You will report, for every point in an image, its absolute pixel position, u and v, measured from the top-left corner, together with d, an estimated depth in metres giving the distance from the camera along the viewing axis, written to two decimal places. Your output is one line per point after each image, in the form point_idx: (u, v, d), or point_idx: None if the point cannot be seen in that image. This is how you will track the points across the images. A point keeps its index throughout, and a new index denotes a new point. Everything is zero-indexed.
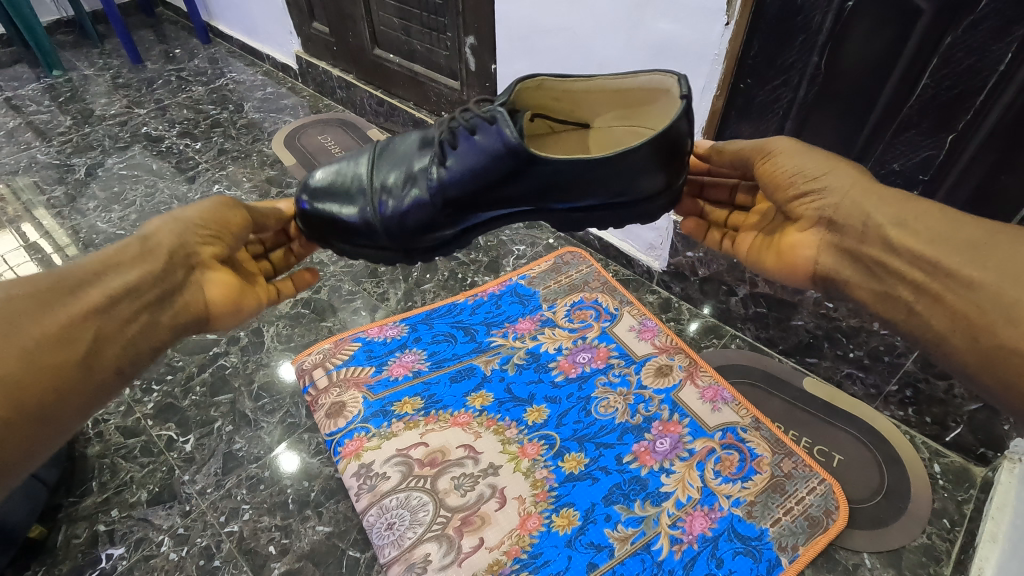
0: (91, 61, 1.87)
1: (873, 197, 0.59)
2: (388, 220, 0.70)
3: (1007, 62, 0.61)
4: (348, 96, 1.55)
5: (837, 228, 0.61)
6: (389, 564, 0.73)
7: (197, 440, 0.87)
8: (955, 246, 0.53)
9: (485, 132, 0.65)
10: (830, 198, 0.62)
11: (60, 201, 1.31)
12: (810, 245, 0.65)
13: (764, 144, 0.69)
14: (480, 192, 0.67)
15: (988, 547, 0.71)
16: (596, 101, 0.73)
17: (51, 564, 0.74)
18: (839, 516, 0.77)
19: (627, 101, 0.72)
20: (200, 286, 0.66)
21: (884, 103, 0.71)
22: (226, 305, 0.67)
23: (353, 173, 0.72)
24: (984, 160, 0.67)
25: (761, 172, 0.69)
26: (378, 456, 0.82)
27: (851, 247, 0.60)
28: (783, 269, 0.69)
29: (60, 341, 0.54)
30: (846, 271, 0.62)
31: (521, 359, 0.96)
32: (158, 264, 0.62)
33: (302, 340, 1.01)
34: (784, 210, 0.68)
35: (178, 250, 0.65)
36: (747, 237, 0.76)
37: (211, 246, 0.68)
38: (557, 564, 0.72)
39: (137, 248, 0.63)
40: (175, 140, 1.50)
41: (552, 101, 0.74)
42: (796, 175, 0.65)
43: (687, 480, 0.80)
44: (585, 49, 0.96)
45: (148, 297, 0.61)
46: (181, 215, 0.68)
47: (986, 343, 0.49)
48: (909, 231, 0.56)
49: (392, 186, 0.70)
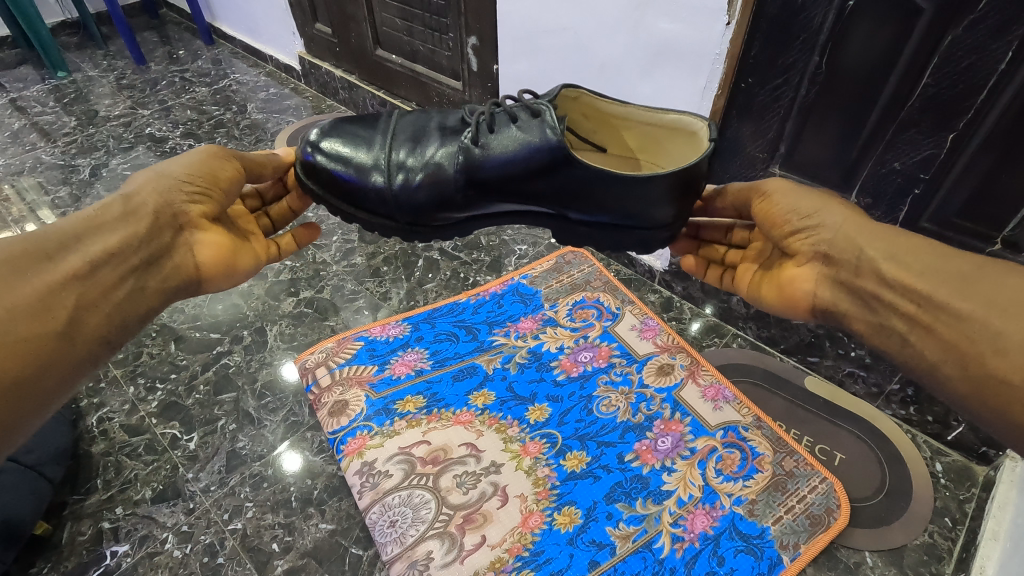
0: (96, 62, 1.89)
1: (866, 232, 0.59)
2: (398, 193, 0.69)
3: (1007, 60, 0.61)
4: (350, 97, 1.56)
5: (834, 263, 0.61)
6: (391, 562, 0.73)
7: (201, 438, 0.88)
8: (943, 278, 0.53)
9: (527, 125, 0.66)
10: (825, 234, 0.62)
11: (65, 201, 1.32)
12: (809, 279, 0.64)
13: (761, 184, 0.70)
14: (504, 180, 0.68)
15: (991, 546, 0.71)
16: (624, 127, 0.73)
17: (57, 560, 0.75)
18: (841, 514, 0.77)
19: (655, 135, 0.72)
20: (190, 248, 0.67)
21: (884, 102, 0.72)
22: (217, 267, 0.69)
23: (371, 142, 0.70)
24: (984, 160, 0.67)
25: (758, 210, 0.70)
26: (381, 455, 0.83)
27: (847, 281, 0.60)
28: (783, 303, 0.68)
29: (38, 311, 0.54)
30: (846, 306, 0.60)
31: (522, 358, 0.96)
32: (141, 227, 0.62)
33: (305, 339, 1.02)
34: (781, 246, 0.68)
35: (163, 211, 0.65)
36: (746, 271, 0.76)
37: (199, 204, 0.67)
38: (558, 562, 0.73)
39: (119, 208, 0.63)
40: (179, 141, 1.51)
41: (581, 117, 0.74)
42: (790, 213, 0.65)
43: (689, 479, 0.80)
44: (587, 50, 0.96)
45: (133, 261, 0.61)
46: (165, 169, 0.67)
47: (975, 372, 0.49)
48: (902, 266, 0.56)
49: (410, 160, 0.69)
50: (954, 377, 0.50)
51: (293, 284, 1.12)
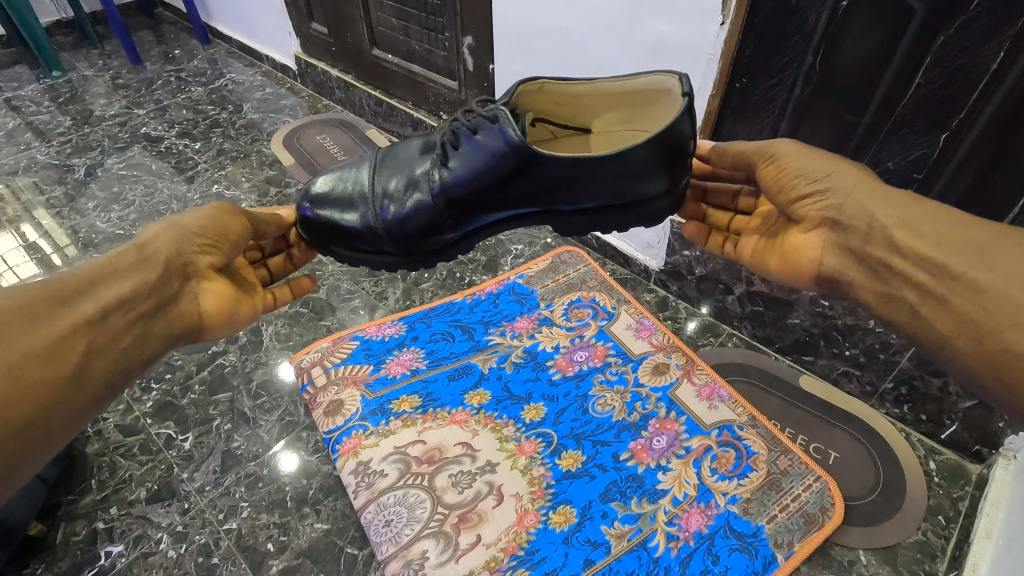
0: (91, 61, 1.88)
1: (877, 197, 0.59)
2: (389, 223, 0.70)
3: (999, 60, 0.62)
4: (346, 96, 1.56)
5: (842, 228, 0.61)
6: (386, 561, 0.73)
7: (196, 438, 0.88)
8: (962, 249, 0.53)
9: (487, 131, 0.65)
10: (833, 199, 0.62)
11: (60, 201, 1.32)
12: (815, 246, 0.65)
13: (768, 145, 0.68)
14: (484, 192, 0.67)
15: (982, 544, 0.71)
16: (597, 104, 0.73)
17: (51, 561, 0.75)
18: (835, 513, 0.77)
19: (630, 102, 0.72)
20: (196, 296, 0.67)
21: (878, 103, 0.72)
22: (220, 314, 0.69)
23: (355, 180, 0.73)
24: (977, 159, 0.68)
25: (763, 174, 0.68)
26: (376, 454, 0.83)
27: (854, 246, 0.61)
28: (785, 270, 0.68)
29: (50, 356, 0.54)
30: (852, 273, 0.62)
31: (519, 358, 0.96)
32: (153, 275, 0.62)
33: (301, 339, 1.02)
34: (786, 212, 0.68)
35: (174, 259, 0.65)
36: (749, 241, 0.76)
37: (208, 254, 0.68)
38: (553, 561, 0.73)
39: (134, 256, 0.63)
40: (175, 141, 1.50)
41: (553, 106, 0.74)
42: (799, 176, 0.65)
43: (684, 478, 0.80)
44: (582, 49, 0.96)
45: (142, 308, 0.61)
46: (179, 221, 0.67)
47: (991, 346, 0.49)
48: (916, 233, 0.56)
49: (395, 190, 0.71)
50: (967, 352, 0.51)
51: None
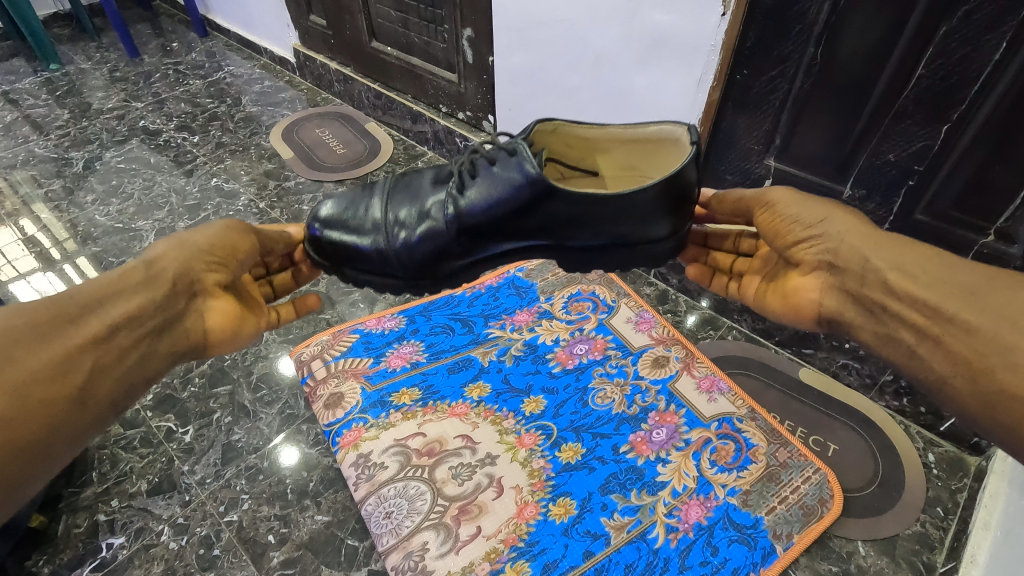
0: (88, 54, 1.87)
1: (871, 241, 0.60)
2: (399, 249, 0.69)
3: (1002, 51, 0.61)
4: (345, 89, 1.55)
5: (839, 271, 0.61)
6: (386, 553, 0.73)
7: (196, 430, 0.88)
8: (952, 290, 0.53)
9: (507, 164, 0.66)
10: (829, 243, 0.62)
11: (58, 195, 1.31)
12: (813, 288, 0.64)
13: (763, 193, 0.70)
14: (499, 222, 0.68)
15: (981, 535, 0.71)
16: (607, 148, 0.73)
17: (52, 553, 0.75)
18: (834, 505, 0.77)
19: (638, 149, 0.72)
20: (201, 314, 0.66)
21: (878, 94, 0.72)
22: (224, 333, 0.68)
23: (367, 207, 0.72)
24: (979, 151, 0.67)
25: (761, 221, 0.70)
26: (376, 447, 0.83)
27: (852, 289, 0.60)
28: (787, 311, 0.68)
29: (55, 374, 0.54)
30: (850, 314, 0.61)
31: (518, 351, 0.96)
32: (160, 293, 0.62)
33: (301, 332, 1.02)
34: (785, 256, 0.68)
35: (182, 277, 0.64)
36: (751, 282, 0.76)
37: (215, 272, 0.67)
38: (553, 552, 0.73)
39: (142, 273, 0.63)
40: (173, 134, 1.50)
41: (564, 147, 0.73)
42: (794, 222, 0.66)
43: (683, 470, 0.81)
44: (582, 41, 0.96)
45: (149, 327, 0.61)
46: (188, 238, 0.67)
47: (985, 386, 0.48)
48: (909, 275, 0.56)
49: (406, 219, 0.70)
50: (963, 392, 0.50)
51: None
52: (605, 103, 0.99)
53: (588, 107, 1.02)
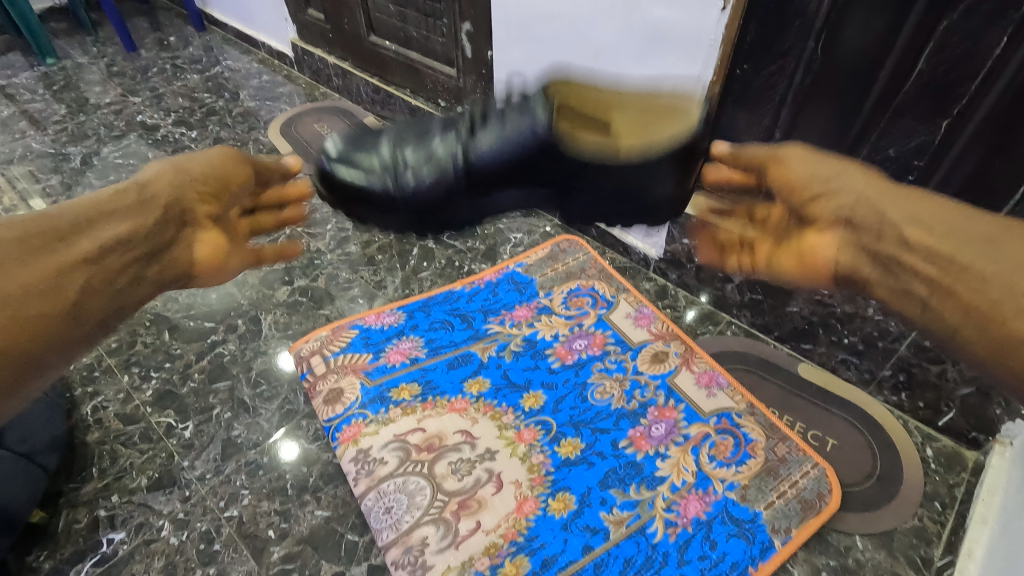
0: (85, 48, 1.86)
1: (887, 194, 0.55)
2: (403, 191, 0.70)
3: (1003, 45, 0.61)
4: (344, 84, 1.55)
5: (855, 227, 0.56)
6: (386, 548, 0.74)
7: (196, 426, 0.88)
8: (970, 240, 0.49)
9: (518, 110, 0.65)
10: (844, 199, 0.57)
11: (56, 190, 1.31)
12: (831, 246, 0.59)
13: (774, 149, 0.65)
14: (505, 171, 0.67)
15: (979, 529, 0.72)
16: (622, 105, 0.69)
17: (52, 548, 0.75)
18: (832, 499, 0.78)
19: (653, 107, 0.68)
20: (188, 245, 0.67)
21: (879, 89, 0.71)
22: (210, 265, 0.69)
23: (377, 148, 0.73)
24: (978, 147, 0.67)
25: (772, 177, 0.65)
26: (376, 442, 0.84)
27: (868, 245, 0.56)
28: (803, 271, 0.63)
29: (45, 290, 0.52)
30: (867, 271, 0.57)
31: (517, 347, 0.96)
32: (150, 219, 0.62)
33: (300, 328, 1.01)
34: (800, 213, 0.63)
35: (174, 204, 0.64)
36: (763, 248, 0.71)
37: (207, 204, 0.68)
38: (553, 547, 0.73)
39: (134, 195, 0.62)
40: (171, 129, 1.49)
41: (574, 107, 0.69)
42: (808, 179, 0.61)
43: (682, 465, 0.81)
44: (582, 36, 0.95)
45: (138, 254, 0.60)
46: (183, 164, 0.67)
47: (995, 333, 0.45)
48: (925, 229, 0.52)
49: (412, 159, 0.70)
50: (974, 340, 0.47)
51: (288, 272, 1.11)
52: None
53: None
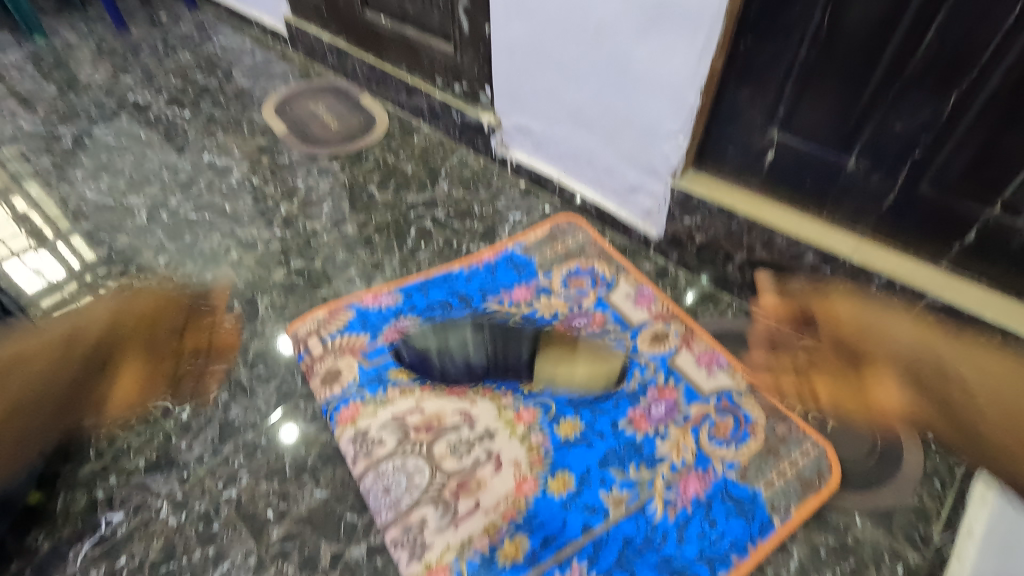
0: (74, 26, 1.82)
1: (958, 358, 0.78)
2: (448, 368, 0.88)
3: (1015, 15, 0.60)
4: (339, 62, 1.52)
5: (926, 386, 0.80)
6: (385, 527, 0.74)
7: (193, 407, 0.87)
8: (992, 378, 0.75)
9: (513, 350, 0.89)
10: (928, 359, 0.80)
11: (47, 170, 1.29)
12: (895, 394, 0.81)
13: (859, 337, 0.85)
14: (499, 372, 0.88)
15: (978, 507, 0.74)
16: (578, 367, 0.88)
17: (51, 528, 0.75)
18: (832, 478, 0.77)
19: (600, 364, 0.89)
20: (111, 386, 0.89)
21: (887, 62, 0.70)
22: (123, 404, 0.87)
23: (445, 334, 0.91)
24: (989, 121, 0.66)
25: (829, 331, 0.87)
26: (373, 423, 0.83)
27: (939, 394, 0.79)
28: (856, 435, 0.82)
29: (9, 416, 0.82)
30: (932, 415, 0.79)
31: (516, 327, 0.95)
32: (72, 369, 0.89)
33: (296, 309, 1.00)
34: (862, 366, 0.84)
35: (92, 357, 0.92)
36: (823, 422, 0.83)
37: (122, 352, 0.92)
38: (552, 526, 0.73)
39: (60, 352, 0.91)
40: (163, 108, 1.47)
41: (553, 361, 0.88)
42: (856, 320, 0.84)
43: (682, 445, 0.81)
44: (583, 11, 0.91)
45: (171, 367, 0.92)
46: (121, 312, 0.99)
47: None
48: (985, 380, 0.76)
49: (454, 346, 0.90)
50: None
51: (284, 254, 1.10)
52: (605, 75, 0.95)
53: (589, 79, 0.98)
